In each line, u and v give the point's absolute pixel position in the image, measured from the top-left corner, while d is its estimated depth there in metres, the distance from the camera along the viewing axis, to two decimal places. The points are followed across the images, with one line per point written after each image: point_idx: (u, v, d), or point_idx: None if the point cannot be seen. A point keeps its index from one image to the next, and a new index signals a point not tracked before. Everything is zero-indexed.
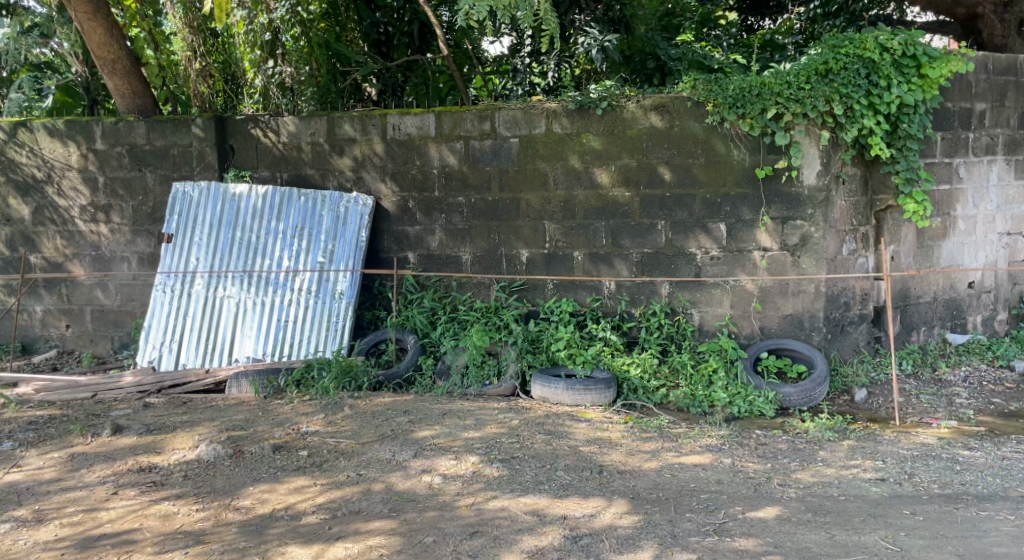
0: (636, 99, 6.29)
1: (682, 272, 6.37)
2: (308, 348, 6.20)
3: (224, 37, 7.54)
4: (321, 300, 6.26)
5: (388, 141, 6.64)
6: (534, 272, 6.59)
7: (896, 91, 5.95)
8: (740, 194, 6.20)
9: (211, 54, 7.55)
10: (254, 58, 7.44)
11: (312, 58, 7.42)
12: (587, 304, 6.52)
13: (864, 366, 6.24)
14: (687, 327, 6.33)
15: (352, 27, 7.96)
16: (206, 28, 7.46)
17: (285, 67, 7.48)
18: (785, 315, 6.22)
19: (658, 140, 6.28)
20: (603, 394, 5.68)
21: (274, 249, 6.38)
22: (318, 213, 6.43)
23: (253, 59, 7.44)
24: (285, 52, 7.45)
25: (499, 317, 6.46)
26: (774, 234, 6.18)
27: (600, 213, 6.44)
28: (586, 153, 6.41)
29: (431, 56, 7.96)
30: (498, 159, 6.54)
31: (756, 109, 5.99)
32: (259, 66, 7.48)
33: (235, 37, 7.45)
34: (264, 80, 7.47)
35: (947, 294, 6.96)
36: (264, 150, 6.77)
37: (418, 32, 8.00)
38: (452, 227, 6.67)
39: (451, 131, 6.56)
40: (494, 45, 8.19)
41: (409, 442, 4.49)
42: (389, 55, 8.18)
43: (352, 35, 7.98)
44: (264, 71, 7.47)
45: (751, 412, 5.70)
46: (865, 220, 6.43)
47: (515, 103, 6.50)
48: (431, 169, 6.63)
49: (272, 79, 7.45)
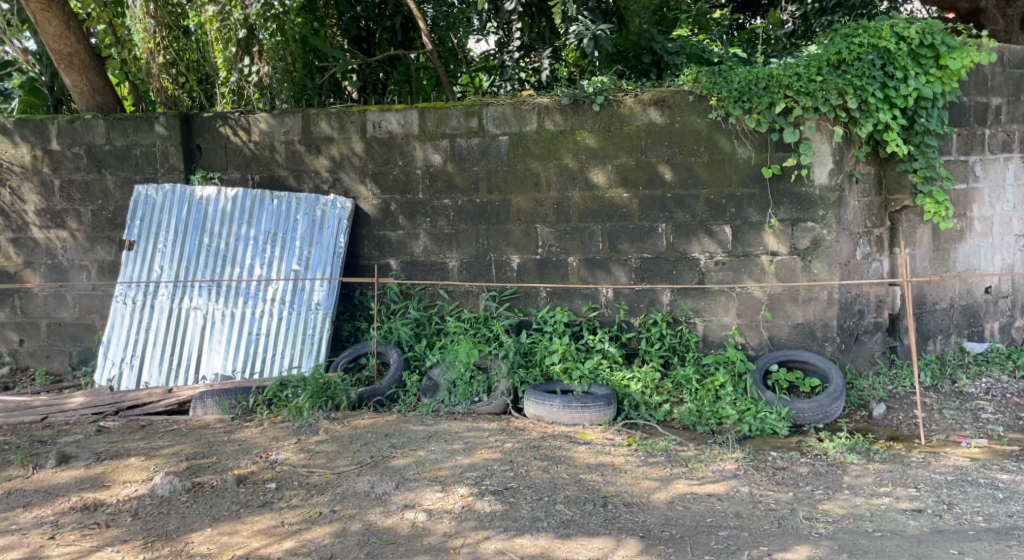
0: (634, 94, 5.86)
1: (685, 278, 5.93)
2: (282, 362, 5.69)
3: (198, 35, 7.01)
4: (297, 311, 5.76)
5: (368, 139, 6.18)
6: (526, 279, 6.14)
7: (913, 83, 5.55)
8: (747, 195, 5.78)
9: (183, 52, 7.02)
10: (228, 55, 6.99)
11: (287, 54, 6.96)
12: (583, 313, 6.08)
13: (881, 379, 5.81)
14: (691, 338, 5.89)
15: (332, 23, 7.56)
16: (177, 25, 6.93)
17: (262, 65, 7.03)
18: (795, 324, 5.80)
19: (659, 137, 5.85)
20: (602, 412, 5.22)
21: (244, 256, 5.89)
22: (292, 217, 5.95)
23: (228, 56, 6.98)
24: (261, 49, 7.02)
25: (489, 327, 6.00)
26: (783, 238, 5.76)
27: (596, 216, 6.00)
28: (581, 152, 5.97)
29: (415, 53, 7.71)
30: (487, 159, 6.10)
31: (763, 103, 5.57)
32: (233, 65, 7.04)
33: (208, 34, 6.96)
34: (238, 80, 7.04)
35: (964, 300, 6.56)
36: (234, 150, 6.28)
37: (401, 25, 7.72)
38: (437, 231, 6.21)
39: (436, 129, 6.12)
40: (481, 44, 7.82)
41: (390, 471, 4.00)
42: (370, 52, 7.85)
43: (330, 30, 7.56)
44: (237, 70, 7.03)
45: (762, 430, 5.25)
46: (879, 221, 6.04)
47: (504, 97, 6.06)
48: (415, 169, 6.18)
49: (249, 77, 7.04)
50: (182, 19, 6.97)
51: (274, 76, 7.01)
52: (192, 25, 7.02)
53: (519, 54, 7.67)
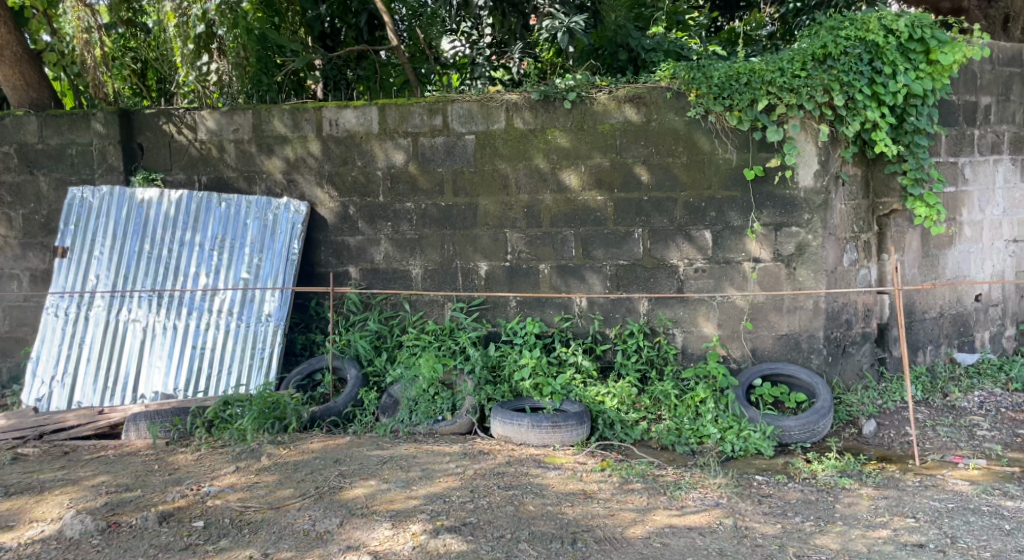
0: (608, 90, 5.50)
1: (663, 286, 5.57)
2: (229, 379, 5.25)
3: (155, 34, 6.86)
4: (245, 323, 5.33)
5: (324, 138, 5.77)
6: (494, 288, 5.76)
7: (902, 79, 5.24)
8: (727, 198, 5.43)
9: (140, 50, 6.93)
10: (186, 52, 6.70)
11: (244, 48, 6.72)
12: (555, 324, 5.70)
13: (870, 394, 5.48)
14: (670, 350, 5.53)
15: (294, 19, 7.19)
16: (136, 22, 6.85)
17: (220, 63, 6.77)
18: (779, 335, 5.45)
19: (634, 137, 5.49)
20: (575, 431, 4.85)
21: (189, 264, 5.46)
22: (242, 221, 5.54)
23: (185, 53, 6.69)
24: (220, 47, 6.76)
25: (455, 340, 5.58)
26: (765, 243, 5.42)
27: (568, 220, 5.63)
28: (552, 152, 5.60)
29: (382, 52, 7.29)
30: (451, 159, 5.71)
31: (745, 99, 5.24)
32: (192, 62, 6.75)
33: (166, 31, 6.75)
34: (197, 78, 6.74)
35: (954, 308, 6.26)
36: (178, 149, 5.86)
37: (367, 23, 7.31)
38: (399, 237, 5.81)
39: (398, 127, 5.72)
40: (453, 44, 7.37)
41: (336, 505, 3.58)
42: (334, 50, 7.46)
43: (292, 26, 7.20)
44: (196, 68, 6.75)
45: (746, 450, 4.88)
46: (866, 225, 5.73)
47: (470, 94, 5.68)
48: (375, 170, 5.77)
49: (205, 76, 6.74)
50: (140, 16, 6.84)
51: (233, 75, 6.73)
52: (151, 22, 6.86)
53: (490, 51, 7.27)
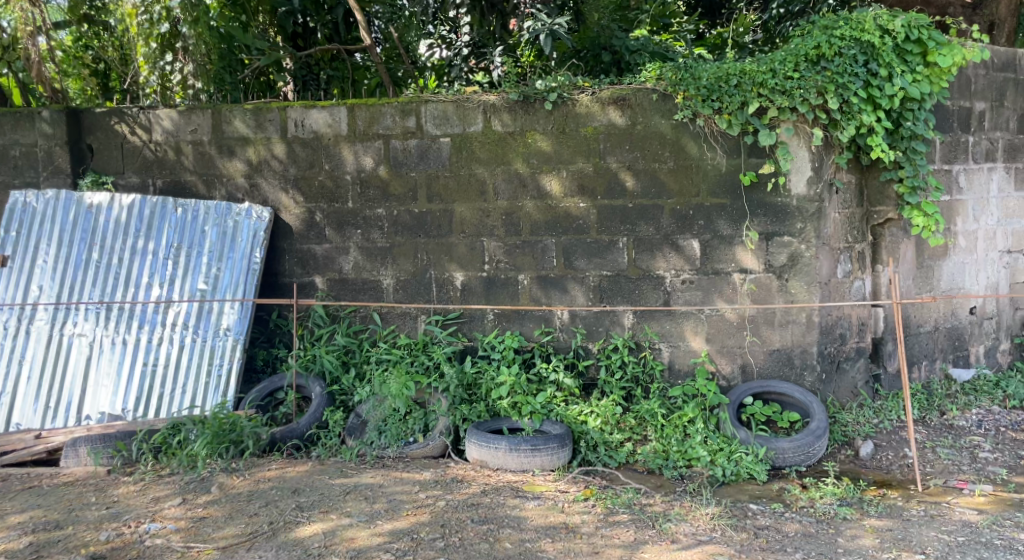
0: (591, 91, 5.20)
1: (648, 299, 5.28)
2: (183, 398, 4.87)
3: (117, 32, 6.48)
4: (202, 337, 4.97)
5: (289, 140, 5.42)
6: (470, 300, 5.43)
7: (899, 82, 4.98)
8: (716, 205, 5.15)
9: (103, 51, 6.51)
10: (148, 52, 6.42)
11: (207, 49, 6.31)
12: (535, 338, 5.38)
13: (866, 412, 5.21)
14: (656, 367, 5.22)
15: (263, 19, 6.81)
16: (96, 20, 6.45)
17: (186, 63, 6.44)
18: (771, 350, 5.17)
19: (618, 141, 5.20)
20: (556, 455, 4.53)
21: (141, 274, 5.09)
22: (199, 229, 5.23)
23: (148, 53, 6.41)
24: (185, 46, 6.39)
25: (428, 355, 5.24)
26: (757, 253, 5.14)
27: (549, 228, 5.32)
28: (532, 156, 5.29)
29: (359, 55, 7.04)
30: (425, 163, 5.38)
31: (735, 102, 4.97)
32: (155, 62, 6.46)
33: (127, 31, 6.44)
34: (159, 79, 6.46)
35: (949, 322, 6.01)
36: (131, 151, 5.51)
37: (343, 19, 6.97)
38: (369, 245, 5.47)
39: (368, 129, 5.39)
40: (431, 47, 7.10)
41: (291, 544, 3.23)
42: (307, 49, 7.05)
43: (260, 24, 6.81)
44: (159, 68, 6.46)
45: (738, 474, 4.57)
46: (860, 235, 5.47)
47: (446, 94, 5.36)
48: (344, 174, 5.43)
49: (172, 77, 6.47)
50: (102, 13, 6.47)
51: (198, 75, 6.39)
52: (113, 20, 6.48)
53: (467, 52, 7.01)
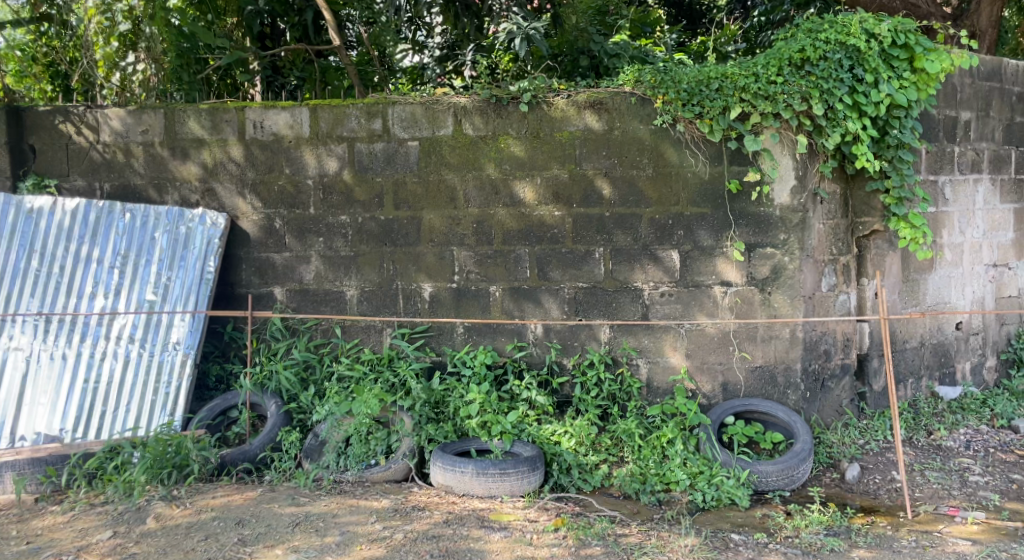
0: (567, 94, 4.96)
1: (626, 312, 5.03)
2: (126, 417, 4.59)
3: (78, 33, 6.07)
4: (149, 352, 4.71)
5: (248, 142, 5.12)
6: (439, 313, 5.15)
7: (885, 88, 4.77)
8: (697, 215, 4.91)
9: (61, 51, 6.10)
10: (109, 50, 6.13)
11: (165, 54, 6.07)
12: (507, 353, 5.11)
13: (851, 432, 4.99)
14: (634, 384, 4.96)
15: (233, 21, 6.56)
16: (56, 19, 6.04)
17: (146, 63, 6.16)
18: (754, 367, 4.94)
19: (594, 146, 4.95)
20: (526, 480, 4.26)
21: (84, 284, 4.77)
22: (149, 236, 4.92)
23: (109, 51, 6.11)
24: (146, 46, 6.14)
25: (394, 371, 4.95)
26: (739, 266, 4.91)
27: (522, 237, 5.05)
28: (504, 161, 5.03)
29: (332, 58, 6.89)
30: (392, 168, 5.10)
31: (717, 106, 4.75)
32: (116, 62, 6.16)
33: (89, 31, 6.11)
34: (120, 79, 6.09)
35: (935, 338, 5.82)
36: (77, 152, 5.20)
37: (312, 21, 6.73)
38: (332, 254, 5.17)
39: (331, 131, 5.10)
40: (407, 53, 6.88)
41: None
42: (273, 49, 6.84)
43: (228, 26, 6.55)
44: (120, 68, 6.13)
45: (719, 500, 4.32)
46: (846, 247, 5.22)
47: (414, 95, 5.09)
48: (305, 179, 5.13)
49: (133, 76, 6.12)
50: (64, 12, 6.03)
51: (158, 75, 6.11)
52: (75, 20, 6.04)
53: (439, 54, 6.82)
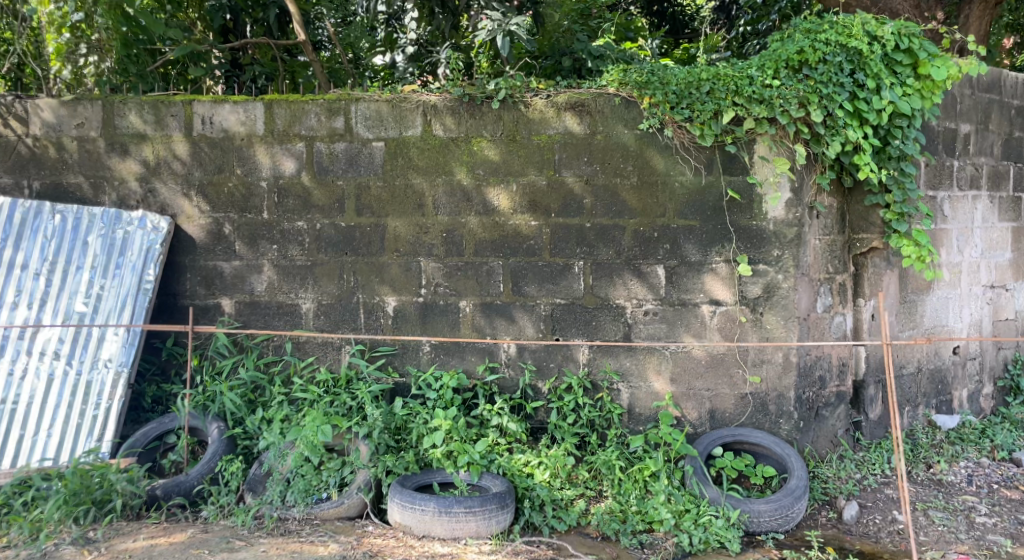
0: (546, 94, 4.56)
1: (606, 331, 4.62)
2: (47, 443, 4.12)
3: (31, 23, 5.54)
4: (76, 369, 4.24)
5: (195, 138, 4.66)
6: (403, 329, 4.72)
7: (888, 95, 4.39)
8: (686, 227, 4.52)
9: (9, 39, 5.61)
10: (62, 41, 5.58)
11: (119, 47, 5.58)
12: (477, 375, 4.68)
13: (847, 465, 4.63)
14: (615, 410, 4.56)
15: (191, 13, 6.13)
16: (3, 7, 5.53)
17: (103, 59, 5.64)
18: (744, 394, 4.56)
19: (575, 152, 4.55)
20: (493, 520, 3.86)
21: (4, 292, 4.27)
22: (81, 240, 4.47)
23: (62, 42, 5.57)
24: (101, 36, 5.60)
25: (352, 393, 4.50)
26: (729, 283, 4.52)
27: (495, 248, 4.64)
28: (477, 166, 4.61)
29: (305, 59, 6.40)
30: (354, 170, 4.67)
31: (708, 111, 4.38)
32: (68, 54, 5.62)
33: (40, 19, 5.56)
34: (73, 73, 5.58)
35: (932, 363, 5.50)
36: (4, 146, 4.74)
37: (278, 21, 6.21)
38: (287, 263, 4.72)
39: (287, 129, 4.66)
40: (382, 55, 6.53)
41: None
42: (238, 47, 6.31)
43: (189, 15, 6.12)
44: (72, 60, 5.61)
45: (706, 543, 3.94)
46: (842, 265, 4.86)
47: (380, 92, 4.67)
48: (258, 181, 4.68)
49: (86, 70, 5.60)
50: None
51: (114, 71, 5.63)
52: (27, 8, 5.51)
53: (412, 51, 6.26)
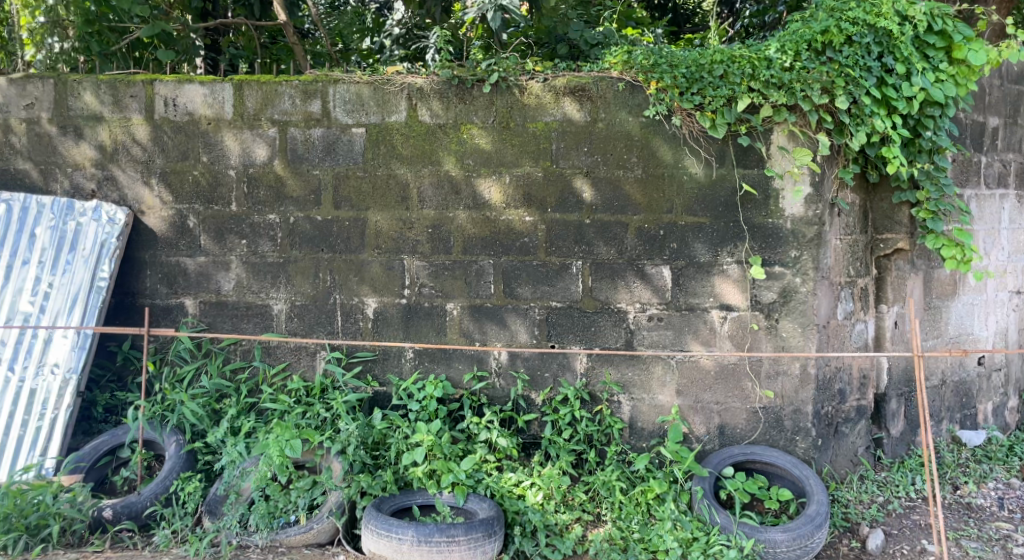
0: (543, 77, 4.14)
1: (607, 338, 4.22)
2: None
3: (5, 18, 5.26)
4: (19, 376, 3.88)
5: (157, 122, 4.26)
6: (384, 333, 4.31)
7: (919, 81, 3.97)
8: (694, 226, 4.11)
9: None
10: (34, 26, 5.18)
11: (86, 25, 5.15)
12: (465, 385, 4.27)
13: (868, 487, 4.24)
14: (615, 425, 4.16)
15: None
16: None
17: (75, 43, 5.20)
18: (757, 409, 4.15)
19: (574, 140, 4.14)
20: (479, 549, 3.49)
21: None
22: (29, 232, 4.09)
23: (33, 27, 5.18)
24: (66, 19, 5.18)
25: (326, 404, 4.10)
26: (742, 286, 4.11)
27: (486, 246, 4.22)
28: (466, 156, 4.20)
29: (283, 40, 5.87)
30: (332, 160, 4.25)
31: (721, 96, 3.97)
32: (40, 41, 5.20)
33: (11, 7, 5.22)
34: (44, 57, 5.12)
35: (957, 375, 5.10)
36: None
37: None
38: (257, 260, 4.30)
39: (258, 113, 4.24)
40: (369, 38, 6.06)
41: None
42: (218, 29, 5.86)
43: None
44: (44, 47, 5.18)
45: None
46: (864, 268, 4.47)
47: (361, 73, 4.24)
48: (226, 169, 4.27)
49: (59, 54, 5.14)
50: None
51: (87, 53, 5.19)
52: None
53: (399, 33, 5.80)
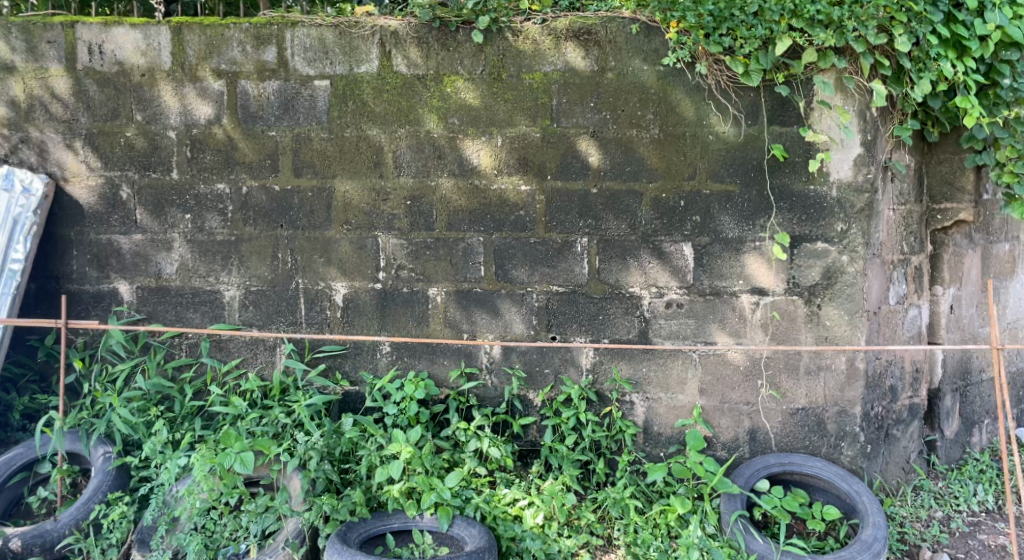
0: (541, 18, 3.47)
1: (617, 327, 3.56)
2: None
3: None
4: None
5: (80, 73, 3.58)
6: (355, 324, 3.65)
7: (996, 16, 3.28)
8: (721, 194, 3.45)
9: None
10: None
11: None
12: (451, 383, 3.64)
13: (924, 500, 3.62)
14: (627, 431, 3.52)
15: None
16: None
17: None
18: (797, 411, 3.51)
19: (578, 94, 3.46)
20: None
21: None
22: None
23: None
24: None
25: (285, 408, 3.45)
26: (777, 267, 3.46)
27: (474, 220, 3.56)
28: (450, 113, 3.52)
29: None
30: (291, 119, 3.57)
31: (756, 38, 3.27)
32: None
33: None
34: None
35: (1013, 365, 4.46)
36: None
37: None
38: (204, 237, 3.64)
39: (201, 63, 3.55)
40: None
41: None
42: None
43: None
44: None
45: None
46: (919, 244, 3.83)
47: (324, 14, 3.55)
48: (164, 129, 3.59)
49: None
50: None
51: None
52: None
53: None
